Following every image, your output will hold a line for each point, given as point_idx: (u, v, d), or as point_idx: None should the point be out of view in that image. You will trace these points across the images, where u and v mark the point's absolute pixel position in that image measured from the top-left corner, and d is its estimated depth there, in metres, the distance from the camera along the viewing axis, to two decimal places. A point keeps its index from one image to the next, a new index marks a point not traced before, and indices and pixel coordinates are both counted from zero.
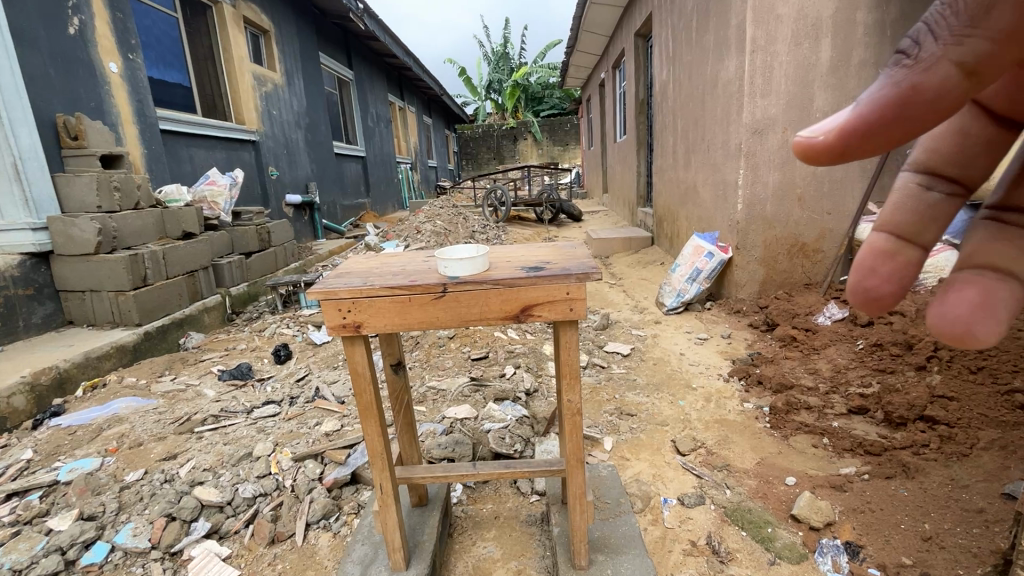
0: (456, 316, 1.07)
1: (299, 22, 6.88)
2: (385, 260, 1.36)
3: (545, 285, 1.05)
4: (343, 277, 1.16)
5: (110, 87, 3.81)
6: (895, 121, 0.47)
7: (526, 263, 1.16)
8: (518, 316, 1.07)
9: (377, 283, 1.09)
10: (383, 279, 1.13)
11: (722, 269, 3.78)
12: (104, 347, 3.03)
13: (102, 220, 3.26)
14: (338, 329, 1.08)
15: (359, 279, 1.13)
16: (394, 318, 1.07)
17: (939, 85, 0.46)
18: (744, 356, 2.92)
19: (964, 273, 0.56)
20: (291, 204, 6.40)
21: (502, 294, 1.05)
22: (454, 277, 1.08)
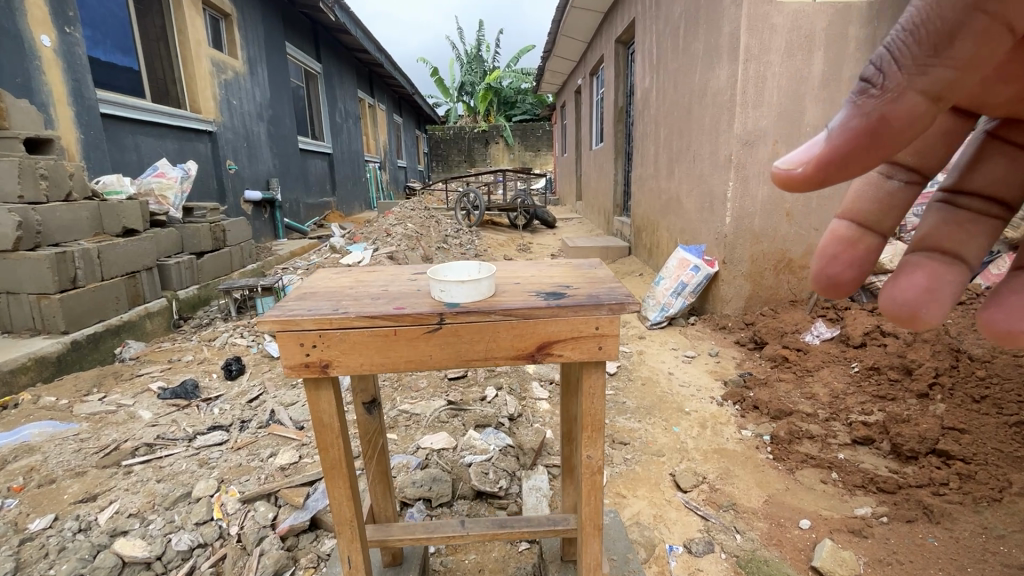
0: (454, 355, 0.84)
1: (265, 8, 6.47)
2: (362, 281, 1.07)
3: (570, 318, 0.84)
4: (307, 304, 0.88)
5: (41, 62, 3.37)
6: (864, 146, 0.48)
7: (530, 290, 0.93)
8: (533, 355, 0.86)
9: (355, 308, 0.85)
10: (363, 303, 0.89)
11: (707, 284, 3.67)
12: (20, 359, 2.62)
13: (23, 212, 2.84)
14: (298, 369, 0.83)
15: (326, 304, 0.88)
16: (372, 356, 0.83)
17: (902, 113, 0.47)
18: (735, 376, 2.79)
19: (915, 254, 0.60)
20: (250, 201, 5.97)
21: (515, 328, 0.84)
22: (452, 304, 0.86)
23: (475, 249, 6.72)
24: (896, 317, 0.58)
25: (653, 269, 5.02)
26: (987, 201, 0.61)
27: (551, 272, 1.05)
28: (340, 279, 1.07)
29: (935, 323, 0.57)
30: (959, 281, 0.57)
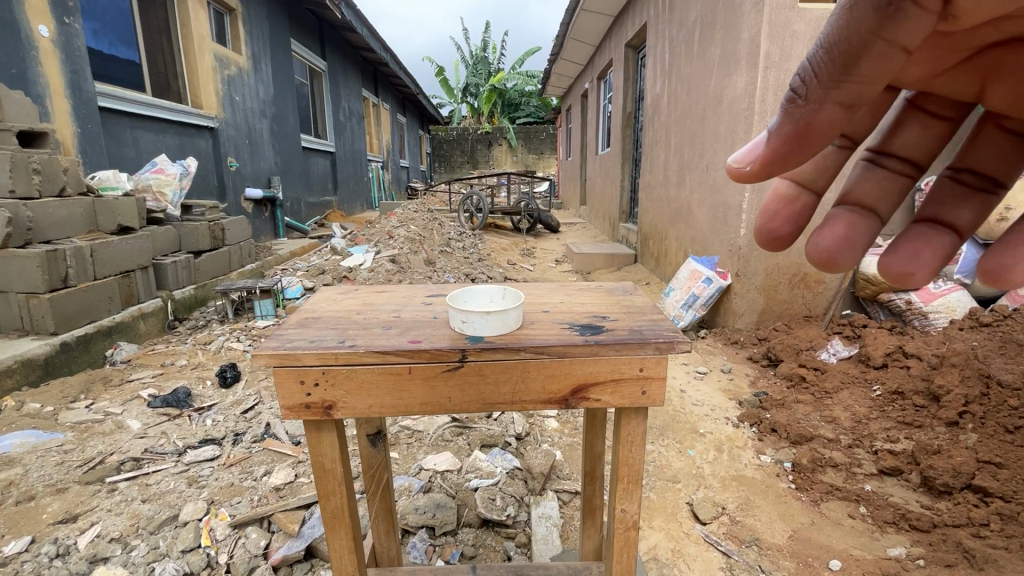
0: (479, 397, 0.82)
1: (270, 4, 6.37)
2: (371, 305, 1.03)
3: (610, 359, 0.83)
4: (318, 337, 0.84)
5: (38, 53, 3.26)
6: (792, 148, 0.57)
7: (568, 322, 0.94)
8: (567, 399, 0.84)
9: (362, 343, 0.82)
10: (376, 338, 0.84)
11: (719, 297, 3.56)
12: (5, 361, 2.51)
13: (14, 207, 2.73)
14: (299, 409, 0.81)
15: (333, 335, 0.85)
16: (387, 397, 0.81)
17: (822, 122, 0.55)
18: (749, 395, 2.68)
19: (839, 208, 0.74)
20: (251, 199, 5.86)
21: (548, 369, 0.82)
22: (474, 338, 0.84)
23: (478, 253, 6.61)
24: (819, 262, 0.71)
25: (660, 279, 4.92)
26: (904, 161, 0.76)
27: (594, 306, 1.04)
28: (343, 312, 0.98)
29: (849, 266, 0.71)
30: (870, 231, 0.73)
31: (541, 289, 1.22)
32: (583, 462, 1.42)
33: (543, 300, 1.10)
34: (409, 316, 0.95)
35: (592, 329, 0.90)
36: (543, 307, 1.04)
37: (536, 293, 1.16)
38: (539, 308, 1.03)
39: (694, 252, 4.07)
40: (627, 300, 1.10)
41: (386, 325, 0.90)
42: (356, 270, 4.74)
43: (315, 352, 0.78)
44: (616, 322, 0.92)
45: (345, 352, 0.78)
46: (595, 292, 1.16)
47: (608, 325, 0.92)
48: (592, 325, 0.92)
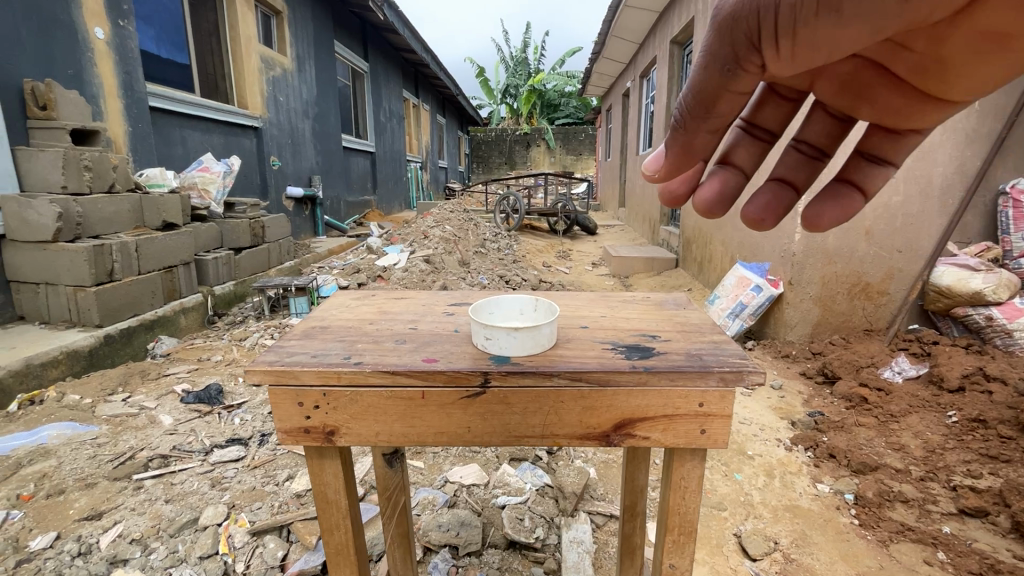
0: (505, 427, 0.78)
1: (315, 6, 6.47)
2: (385, 312, 1.05)
3: (660, 390, 0.77)
4: (323, 348, 0.84)
5: (94, 54, 3.36)
6: (679, 158, 0.73)
7: (610, 342, 0.88)
8: (609, 436, 0.79)
9: (373, 358, 0.80)
10: (389, 356, 0.81)
11: (770, 307, 3.32)
12: (52, 352, 2.58)
13: (64, 202, 2.81)
14: (297, 434, 0.80)
15: (338, 346, 0.85)
16: (395, 418, 0.79)
17: (698, 143, 0.70)
18: (802, 415, 2.46)
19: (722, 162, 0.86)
20: (292, 198, 5.96)
21: (587, 400, 0.77)
22: (498, 360, 0.79)
23: (514, 255, 6.52)
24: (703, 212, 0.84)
25: (704, 285, 4.69)
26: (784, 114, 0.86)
27: (665, 325, 0.99)
28: (365, 310, 1.03)
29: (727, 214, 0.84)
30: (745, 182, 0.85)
31: (573, 299, 1.16)
32: (622, 496, 1.31)
33: (588, 309, 1.07)
34: (424, 334, 0.91)
35: (642, 351, 0.84)
36: (598, 314, 1.04)
37: (569, 308, 1.08)
38: (574, 323, 0.98)
39: (741, 258, 3.84)
40: (684, 316, 1.03)
41: (398, 338, 0.89)
42: (391, 270, 4.74)
43: (314, 374, 0.76)
44: (683, 344, 0.87)
45: (345, 375, 0.76)
46: (644, 304, 1.11)
47: (662, 345, 0.87)
48: (639, 348, 0.85)
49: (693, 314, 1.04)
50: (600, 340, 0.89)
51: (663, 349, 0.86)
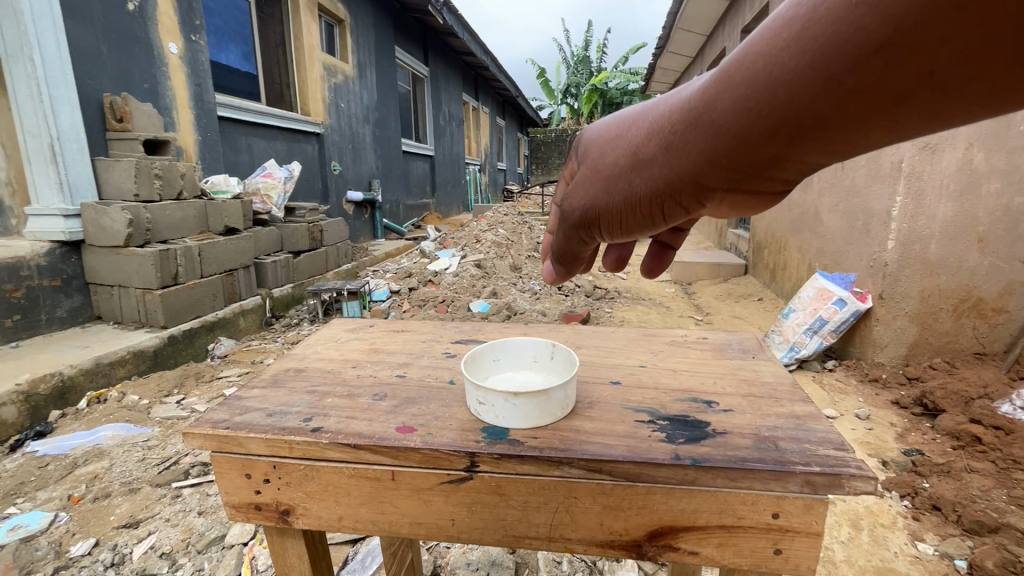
0: (506, 526, 0.78)
1: (377, 13, 6.59)
2: (379, 350, 1.18)
3: (696, 505, 0.73)
4: (287, 403, 0.91)
5: (168, 68, 3.49)
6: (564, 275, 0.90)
7: (650, 413, 0.86)
8: (640, 547, 0.76)
9: (337, 425, 0.82)
10: (354, 424, 0.82)
11: (856, 324, 2.93)
12: (120, 351, 2.66)
13: (135, 210, 2.92)
14: (249, 509, 0.85)
15: (305, 400, 0.91)
16: (346, 500, 0.81)
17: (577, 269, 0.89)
18: (897, 453, 2.11)
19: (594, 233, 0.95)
20: (351, 201, 6.11)
21: (614, 511, 0.74)
22: (492, 436, 0.78)
23: None
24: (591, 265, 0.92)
25: (776, 295, 4.29)
26: None
27: (722, 381, 0.99)
28: (356, 352, 1.15)
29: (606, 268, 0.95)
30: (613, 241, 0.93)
31: (620, 342, 1.23)
32: None
33: (617, 353, 1.15)
34: (395, 388, 0.96)
35: (682, 425, 0.82)
36: (627, 369, 1.05)
37: (602, 352, 1.16)
38: (605, 381, 0.99)
39: (820, 267, 3.46)
40: (753, 375, 1.01)
41: (376, 394, 0.93)
42: (442, 274, 4.73)
43: (275, 438, 0.79)
44: (749, 420, 0.83)
45: (301, 442, 0.78)
46: (709, 350, 1.15)
47: (705, 417, 0.84)
48: (677, 420, 0.83)
49: (764, 366, 1.05)
50: (630, 406, 0.89)
51: (703, 420, 0.83)
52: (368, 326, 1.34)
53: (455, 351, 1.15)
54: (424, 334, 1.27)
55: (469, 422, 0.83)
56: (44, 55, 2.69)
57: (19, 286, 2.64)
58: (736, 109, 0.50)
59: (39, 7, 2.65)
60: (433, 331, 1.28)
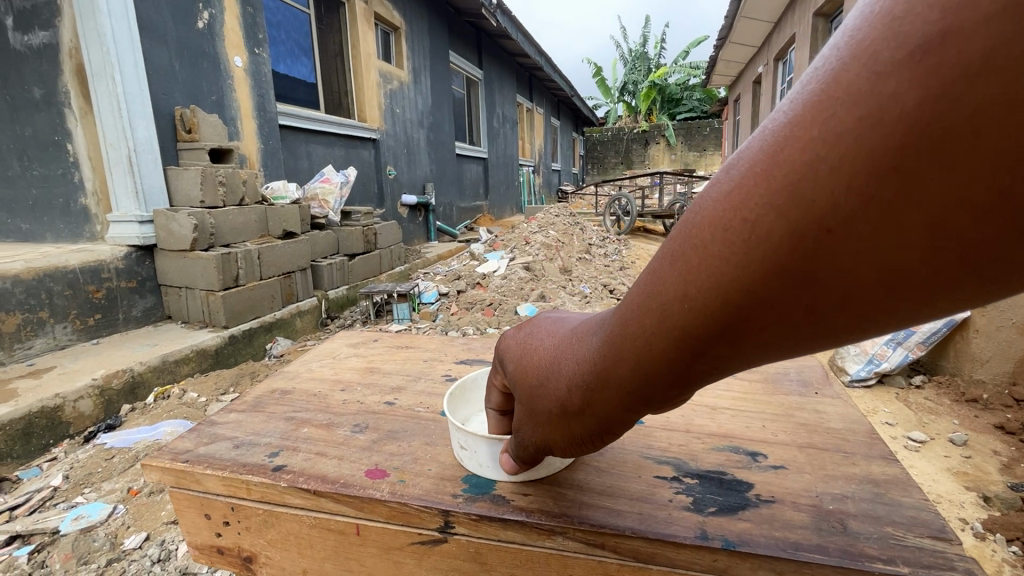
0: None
1: (431, 19, 6.67)
2: (375, 368, 1.28)
3: None
4: (261, 431, 0.96)
5: (233, 81, 3.64)
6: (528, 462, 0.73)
7: (674, 467, 0.81)
8: None
9: (302, 465, 0.83)
10: (320, 463, 0.84)
11: (949, 335, 2.60)
12: (184, 350, 2.80)
13: (200, 216, 3.06)
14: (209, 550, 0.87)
15: (279, 429, 0.96)
16: (299, 552, 0.82)
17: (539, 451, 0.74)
18: (1002, 486, 1.82)
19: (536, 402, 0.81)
20: (405, 205, 6.22)
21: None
22: (474, 491, 0.76)
23: (622, 261, 6.14)
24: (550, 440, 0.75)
25: None
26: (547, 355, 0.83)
27: (772, 427, 0.93)
28: (351, 372, 1.24)
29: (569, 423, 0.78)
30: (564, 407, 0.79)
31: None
32: None
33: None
34: (376, 418, 1.00)
35: (712, 484, 0.77)
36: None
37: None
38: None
39: None
40: (819, 421, 0.95)
41: (355, 426, 0.97)
42: (490, 276, 4.72)
43: (239, 474, 0.81)
44: (806, 481, 0.77)
45: (258, 482, 0.80)
46: (760, 385, 1.11)
47: (747, 476, 0.79)
48: (709, 477, 0.79)
49: (829, 407, 1.00)
50: (652, 457, 0.84)
51: (740, 479, 0.78)
52: (370, 343, 1.47)
53: (456, 375, 1.22)
54: (423, 354, 1.36)
55: (442, 472, 0.82)
56: (122, 73, 2.86)
57: (100, 286, 2.83)
58: (634, 372, 0.49)
59: (118, 29, 2.82)
60: (436, 350, 1.39)
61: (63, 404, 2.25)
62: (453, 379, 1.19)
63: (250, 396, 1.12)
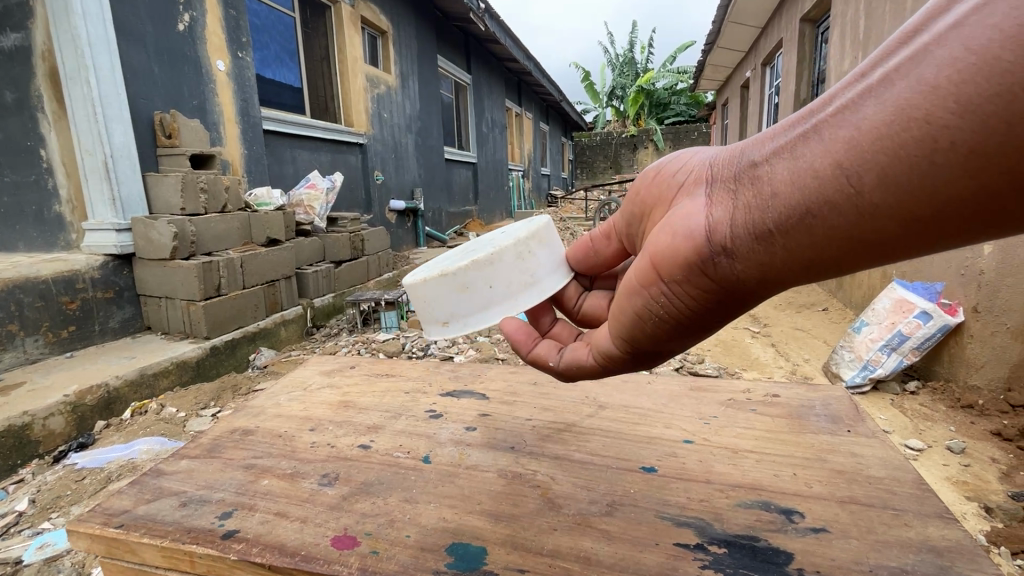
0: None
1: (419, 23, 6.62)
2: (348, 404, 1.21)
3: None
4: (215, 484, 0.90)
5: (215, 85, 3.53)
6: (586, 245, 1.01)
7: (697, 532, 0.76)
8: None
9: (257, 531, 0.77)
10: (279, 528, 0.78)
11: (943, 339, 2.58)
12: (163, 363, 2.69)
13: (180, 223, 2.94)
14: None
15: (235, 481, 0.90)
16: None
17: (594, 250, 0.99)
18: (1003, 497, 1.79)
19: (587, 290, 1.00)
20: (394, 211, 6.12)
21: None
22: (461, 567, 0.69)
23: None
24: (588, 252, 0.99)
25: (843, 305, 3.92)
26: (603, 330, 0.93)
27: (804, 475, 0.88)
28: (320, 408, 1.18)
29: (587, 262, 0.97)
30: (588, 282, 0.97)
31: (659, 402, 1.17)
32: None
33: (651, 420, 1.09)
34: (350, 467, 0.93)
35: (744, 554, 0.71)
36: (664, 450, 0.97)
37: (632, 418, 1.09)
38: (635, 468, 0.92)
39: (897, 275, 3.10)
40: (857, 468, 0.89)
41: (324, 477, 0.90)
42: None
43: (182, 543, 0.76)
44: (854, 550, 0.71)
45: (202, 553, 0.74)
46: (783, 421, 1.06)
47: (785, 543, 0.73)
48: (739, 544, 0.73)
49: (866, 450, 0.94)
50: (669, 519, 0.78)
51: (776, 547, 0.72)
52: (346, 370, 1.41)
53: (439, 411, 1.15)
54: (405, 386, 1.30)
55: (423, 540, 0.75)
56: (99, 77, 2.75)
57: (74, 297, 2.71)
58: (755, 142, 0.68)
59: (94, 31, 2.71)
60: (419, 379, 1.33)
61: (32, 422, 2.14)
62: (437, 416, 1.13)
63: (206, 438, 1.07)
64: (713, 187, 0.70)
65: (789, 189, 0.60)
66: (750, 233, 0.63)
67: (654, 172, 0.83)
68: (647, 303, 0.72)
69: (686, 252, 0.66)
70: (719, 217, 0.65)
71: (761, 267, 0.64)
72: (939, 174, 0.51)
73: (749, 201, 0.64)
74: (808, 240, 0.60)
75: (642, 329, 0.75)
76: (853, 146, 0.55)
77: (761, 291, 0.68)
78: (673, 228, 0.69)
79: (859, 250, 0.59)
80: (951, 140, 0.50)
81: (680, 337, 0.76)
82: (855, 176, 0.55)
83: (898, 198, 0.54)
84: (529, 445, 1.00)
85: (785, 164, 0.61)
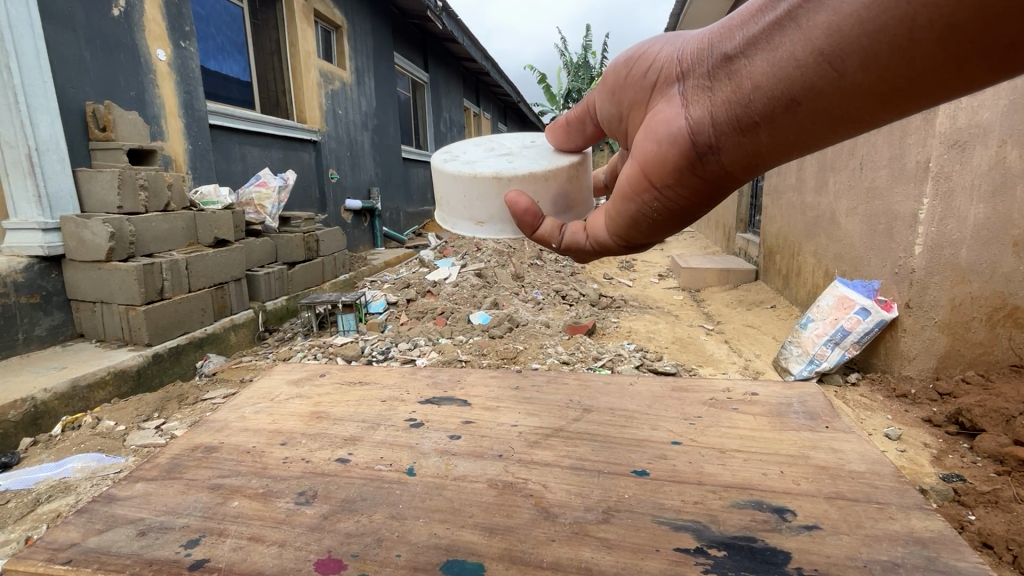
0: None
1: (375, 18, 6.45)
2: (322, 413, 1.17)
3: None
4: (178, 508, 0.84)
5: (156, 76, 3.30)
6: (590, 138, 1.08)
7: (696, 535, 0.77)
8: None
9: (230, 559, 0.72)
10: (254, 555, 0.73)
11: (881, 334, 2.74)
12: (99, 373, 2.49)
13: (117, 222, 2.74)
14: None
15: (201, 504, 0.85)
16: None
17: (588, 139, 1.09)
18: (935, 478, 1.93)
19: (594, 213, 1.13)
20: (350, 210, 5.95)
21: None
22: None
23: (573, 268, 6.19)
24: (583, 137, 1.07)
25: (790, 303, 4.14)
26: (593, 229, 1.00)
27: (791, 473, 0.91)
28: (293, 420, 1.12)
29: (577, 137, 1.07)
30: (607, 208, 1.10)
31: (642, 403, 1.18)
32: None
33: (637, 421, 1.10)
34: (328, 483, 0.89)
35: (743, 556, 0.73)
36: (654, 453, 0.99)
37: (619, 421, 1.10)
38: (628, 472, 0.92)
39: (839, 273, 3.29)
40: (839, 463, 0.94)
41: (301, 495, 0.86)
42: (440, 285, 4.72)
43: None
44: (846, 546, 0.74)
45: None
46: (765, 419, 1.10)
47: (780, 542, 0.75)
48: (736, 546, 0.74)
49: (845, 445, 0.99)
50: (666, 524, 0.79)
51: (773, 547, 0.74)
52: (316, 379, 1.36)
53: (420, 419, 1.12)
54: (381, 394, 1.25)
55: (414, 559, 0.72)
56: (20, 63, 2.51)
57: None
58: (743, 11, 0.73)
59: (15, 12, 2.47)
60: (397, 387, 1.30)
61: None
62: (417, 425, 1.10)
63: (165, 458, 1.00)
64: (688, 84, 0.78)
65: (769, 80, 0.69)
66: (734, 128, 0.73)
67: (625, 55, 0.87)
68: (641, 203, 0.85)
69: (674, 158, 0.78)
70: (702, 118, 0.75)
71: (750, 153, 0.75)
72: (915, 44, 0.59)
73: (740, 89, 0.72)
74: (799, 122, 0.70)
75: (639, 218, 0.89)
76: (834, 35, 0.63)
77: (745, 176, 0.80)
78: (657, 135, 0.79)
79: (830, 128, 0.70)
80: (928, 15, 0.57)
81: (662, 218, 0.87)
82: (836, 62, 0.64)
83: (874, 74, 0.63)
84: (517, 453, 0.98)
85: (761, 59, 0.70)
